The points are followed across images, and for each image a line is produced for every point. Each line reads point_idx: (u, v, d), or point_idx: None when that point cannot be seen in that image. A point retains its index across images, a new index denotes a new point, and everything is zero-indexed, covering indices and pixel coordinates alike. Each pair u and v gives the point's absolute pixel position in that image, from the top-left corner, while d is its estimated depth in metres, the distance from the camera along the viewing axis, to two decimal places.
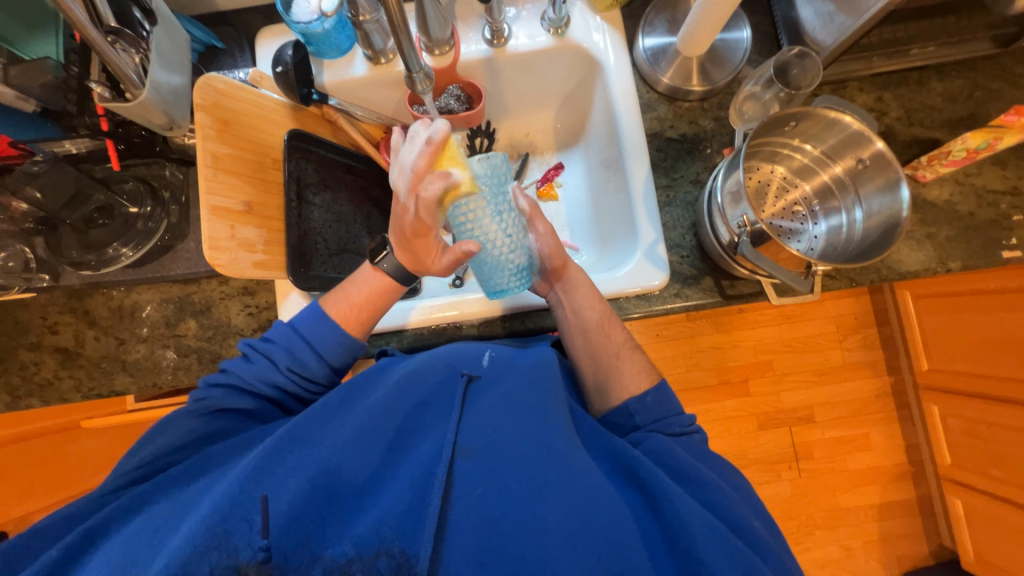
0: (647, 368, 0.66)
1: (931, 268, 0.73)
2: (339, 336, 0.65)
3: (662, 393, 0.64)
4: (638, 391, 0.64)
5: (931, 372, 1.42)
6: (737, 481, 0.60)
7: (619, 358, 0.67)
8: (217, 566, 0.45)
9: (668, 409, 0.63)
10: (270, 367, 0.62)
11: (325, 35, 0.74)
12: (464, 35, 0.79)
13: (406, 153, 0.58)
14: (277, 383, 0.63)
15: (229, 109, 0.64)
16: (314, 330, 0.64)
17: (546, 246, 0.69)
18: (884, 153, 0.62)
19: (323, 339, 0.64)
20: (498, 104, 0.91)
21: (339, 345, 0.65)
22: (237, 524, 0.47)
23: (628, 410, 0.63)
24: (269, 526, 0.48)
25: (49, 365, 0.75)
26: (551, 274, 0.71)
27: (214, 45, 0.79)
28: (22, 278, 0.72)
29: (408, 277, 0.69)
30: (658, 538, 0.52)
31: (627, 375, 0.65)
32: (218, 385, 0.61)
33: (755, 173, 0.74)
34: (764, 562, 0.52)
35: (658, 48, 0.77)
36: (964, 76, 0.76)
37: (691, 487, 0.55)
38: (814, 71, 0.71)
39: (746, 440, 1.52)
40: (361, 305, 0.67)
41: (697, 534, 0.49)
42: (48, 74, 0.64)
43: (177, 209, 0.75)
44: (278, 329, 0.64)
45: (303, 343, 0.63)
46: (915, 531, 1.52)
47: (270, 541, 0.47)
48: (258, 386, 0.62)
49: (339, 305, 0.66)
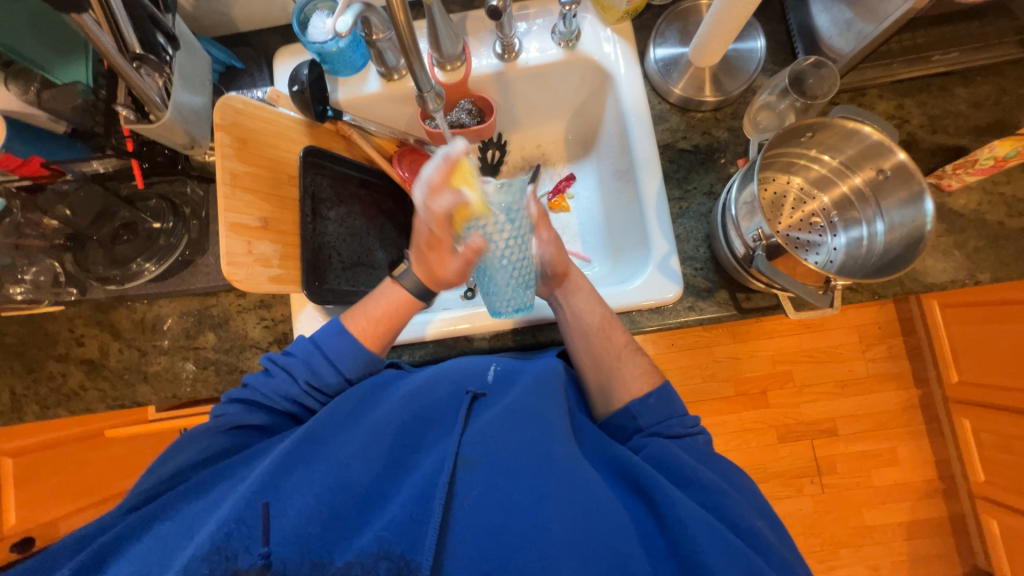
0: (650, 371, 0.65)
1: (959, 280, 0.70)
2: (353, 353, 0.64)
3: (666, 395, 0.63)
4: (640, 394, 0.63)
5: (961, 384, 1.37)
6: (742, 480, 0.59)
7: (620, 361, 0.66)
8: (217, 569, 0.46)
9: (671, 410, 0.62)
10: (290, 381, 0.62)
11: (340, 54, 0.76)
12: (475, 50, 0.80)
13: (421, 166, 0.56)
14: (294, 398, 0.63)
15: (247, 128, 0.66)
16: (333, 345, 0.64)
17: (549, 250, 0.69)
18: (906, 165, 0.60)
19: (341, 352, 0.64)
20: (509, 117, 0.91)
21: (358, 363, 0.64)
22: (238, 530, 0.48)
23: (631, 414, 0.62)
24: (269, 533, 0.49)
25: (75, 376, 0.77)
26: (551, 278, 0.71)
27: (234, 65, 0.82)
28: (51, 292, 0.75)
29: (428, 294, 0.70)
30: (660, 544, 0.51)
31: (629, 378, 0.65)
32: (238, 402, 0.62)
33: (771, 185, 0.72)
34: (766, 560, 0.50)
35: (670, 58, 0.77)
36: (991, 81, 0.74)
37: (691, 490, 0.54)
38: (831, 81, 0.69)
39: (765, 453, 1.48)
40: (382, 320, 0.67)
41: (696, 536, 0.49)
42: (79, 98, 0.66)
43: (197, 225, 0.77)
44: (298, 342, 0.65)
45: (321, 357, 0.64)
46: (948, 552, 1.45)
47: (270, 549, 0.48)
48: (276, 401, 0.62)
49: (358, 321, 0.67)
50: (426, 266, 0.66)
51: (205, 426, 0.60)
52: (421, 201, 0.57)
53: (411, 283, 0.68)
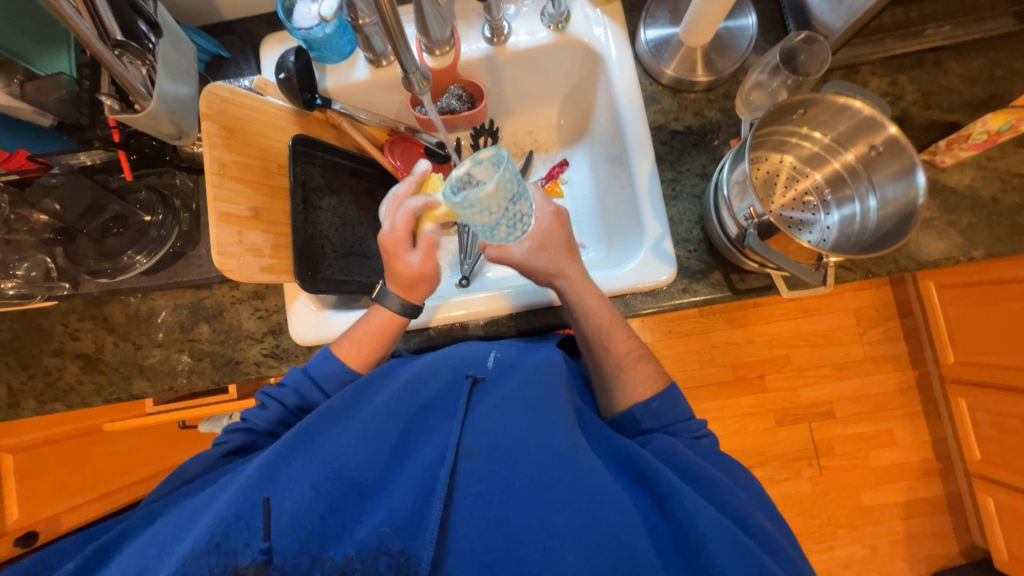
0: (655, 376, 0.66)
1: (953, 257, 0.70)
2: (337, 365, 0.65)
3: (670, 398, 0.63)
4: (643, 399, 0.64)
5: (958, 364, 1.37)
6: (746, 481, 0.60)
7: (622, 369, 0.66)
8: (217, 567, 0.45)
9: (677, 414, 0.63)
10: (280, 410, 0.64)
11: (327, 40, 0.75)
12: (464, 35, 0.79)
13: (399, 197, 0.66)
14: (277, 418, 0.64)
15: (234, 116, 0.65)
16: (320, 369, 0.65)
17: (546, 226, 0.68)
18: (897, 138, 0.60)
19: (329, 376, 0.65)
20: (500, 103, 0.91)
21: (331, 368, 0.65)
22: (237, 527, 0.47)
23: (634, 417, 0.63)
24: (270, 529, 0.48)
25: (71, 370, 0.77)
26: (546, 274, 0.68)
27: (220, 55, 0.81)
28: (44, 287, 0.74)
29: (411, 309, 0.68)
30: (668, 541, 0.51)
31: (632, 384, 0.65)
32: (238, 431, 0.63)
33: (763, 164, 0.72)
34: (772, 557, 0.51)
35: (660, 39, 0.76)
36: (985, 56, 0.73)
37: (697, 484, 0.55)
38: (823, 56, 0.69)
39: (763, 437, 1.49)
40: (364, 340, 0.67)
41: (704, 531, 0.49)
42: (63, 90, 0.66)
43: (188, 217, 0.77)
44: (290, 373, 0.66)
45: (308, 380, 0.65)
46: (944, 530, 1.47)
47: (271, 545, 0.47)
48: (260, 423, 0.63)
49: (344, 345, 0.67)
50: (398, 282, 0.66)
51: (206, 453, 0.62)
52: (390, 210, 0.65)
53: (394, 303, 0.67)
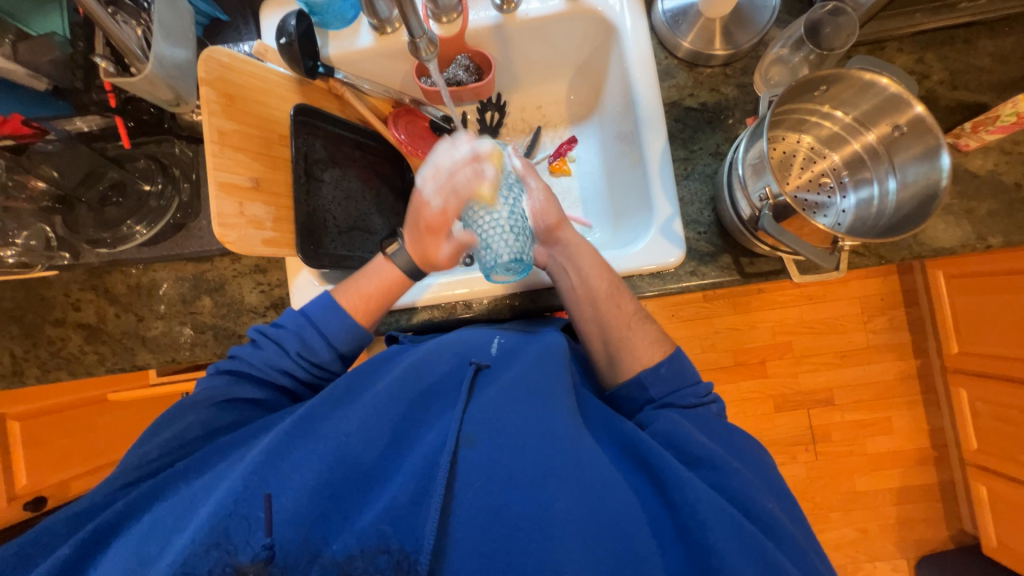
0: (658, 338, 0.65)
1: (969, 245, 0.68)
2: (344, 319, 0.65)
3: (677, 362, 0.63)
4: (651, 363, 0.63)
5: (961, 355, 1.36)
6: (757, 457, 0.59)
7: (630, 329, 0.65)
8: (218, 564, 0.46)
9: (683, 379, 0.62)
10: (280, 354, 0.63)
11: (329, 3, 0.72)
12: (473, 1, 0.76)
13: (442, 156, 0.63)
14: (283, 367, 0.64)
15: (234, 83, 0.63)
16: (324, 318, 0.65)
17: (538, 204, 0.71)
18: (924, 119, 0.58)
19: (332, 326, 0.65)
20: (508, 75, 0.88)
21: (347, 331, 0.65)
22: (239, 522, 0.48)
23: (643, 384, 0.62)
24: (271, 524, 0.48)
25: (74, 341, 0.77)
26: (545, 236, 0.71)
27: (219, 17, 0.78)
28: (44, 257, 0.73)
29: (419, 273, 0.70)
30: (669, 529, 0.51)
31: (638, 348, 0.64)
32: (226, 372, 0.63)
33: (780, 144, 0.70)
34: (775, 542, 0.51)
35: (678, 9, 0.72)
36: (1018, 33, 0.70)
37: (700, 469, 0.54)
38: (849, 29, 0.65)
39: (762, 422, 1.50)
40: (373, 297, 0.67)
41: (706, 518, 0.49)
42: (56, 51, 0.64)
43: (188, 188, 0.75)
44: (289, 315, 0.65)
45: (310, 327, 0.64)
46: (936, 516, 1.49)
47: (272, 540, 0.47)
48: (263, 369, 0.63)
49: (352, 297, 0.67)
50: (420, 247, 0.67)
51: (193, 399, 0.60)
52: (439, 187, 0.63)
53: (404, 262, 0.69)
